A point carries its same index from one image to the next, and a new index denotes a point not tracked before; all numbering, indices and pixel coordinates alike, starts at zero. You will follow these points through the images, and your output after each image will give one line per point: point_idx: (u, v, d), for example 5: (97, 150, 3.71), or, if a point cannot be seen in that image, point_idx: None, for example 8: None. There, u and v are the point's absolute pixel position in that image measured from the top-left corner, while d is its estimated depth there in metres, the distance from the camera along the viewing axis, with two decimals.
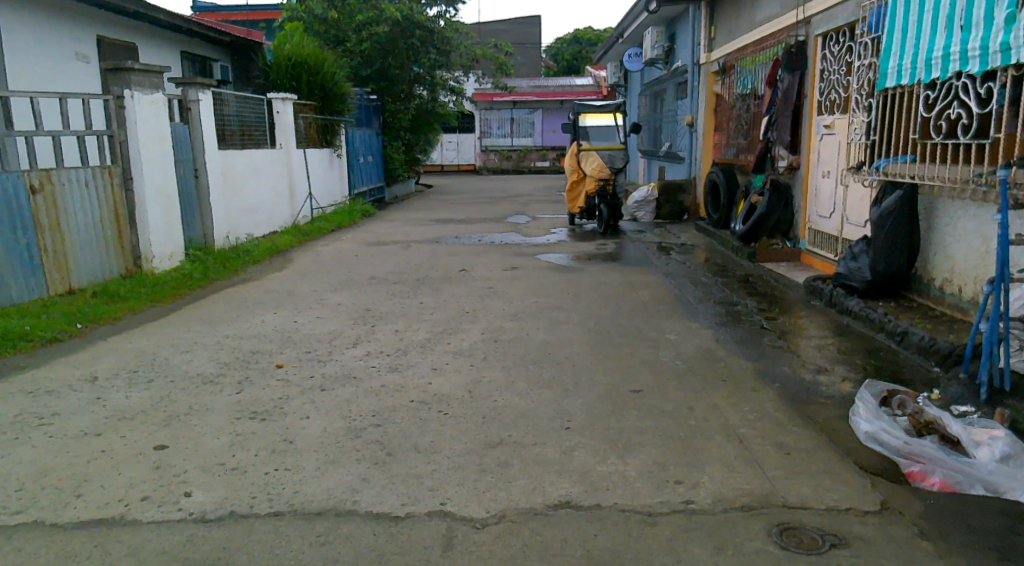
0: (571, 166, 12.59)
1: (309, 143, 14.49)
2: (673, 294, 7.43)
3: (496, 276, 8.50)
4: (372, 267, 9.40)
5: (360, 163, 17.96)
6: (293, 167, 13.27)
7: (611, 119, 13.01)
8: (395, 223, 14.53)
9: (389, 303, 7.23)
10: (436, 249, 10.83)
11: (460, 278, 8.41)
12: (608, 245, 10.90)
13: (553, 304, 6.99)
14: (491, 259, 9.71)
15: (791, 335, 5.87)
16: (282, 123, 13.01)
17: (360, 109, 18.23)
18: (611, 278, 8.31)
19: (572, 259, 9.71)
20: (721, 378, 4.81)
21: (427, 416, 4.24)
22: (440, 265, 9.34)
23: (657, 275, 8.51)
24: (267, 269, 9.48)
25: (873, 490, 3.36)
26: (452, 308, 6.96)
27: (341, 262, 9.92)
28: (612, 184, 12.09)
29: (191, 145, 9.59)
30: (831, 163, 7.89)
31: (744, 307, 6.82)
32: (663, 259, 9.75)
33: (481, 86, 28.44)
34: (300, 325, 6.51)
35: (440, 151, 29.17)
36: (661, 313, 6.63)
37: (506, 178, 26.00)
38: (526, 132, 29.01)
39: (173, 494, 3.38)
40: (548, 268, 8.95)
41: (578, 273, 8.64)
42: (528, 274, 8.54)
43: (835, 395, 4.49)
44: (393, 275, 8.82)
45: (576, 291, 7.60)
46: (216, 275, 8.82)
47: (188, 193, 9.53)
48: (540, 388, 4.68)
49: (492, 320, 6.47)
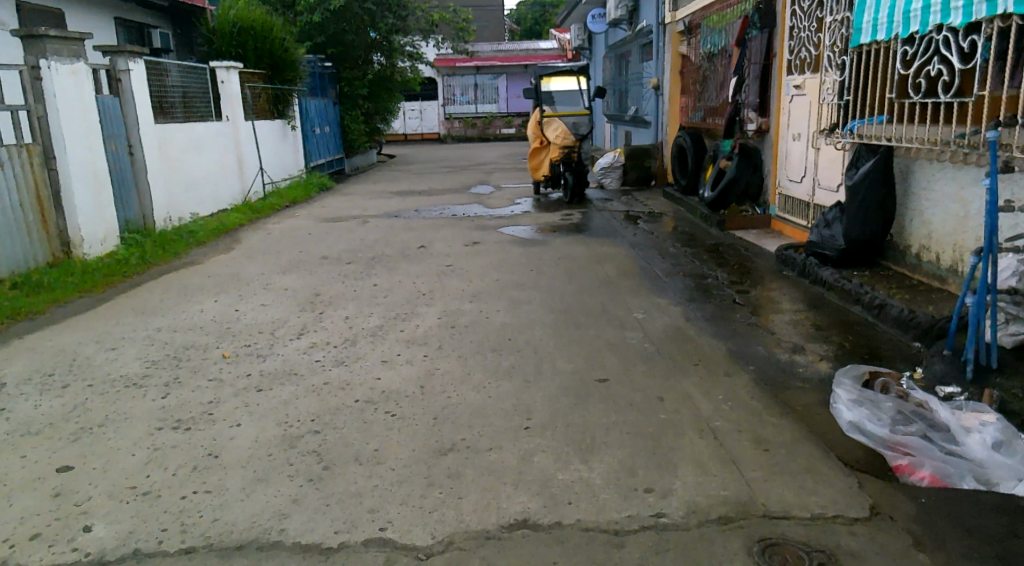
0: (533, 133, 12.11)
1: (258, 114, 13.92)
2: (640, 267, 7.06)
3: (456, 252, 8.08)
4: (326, 246, 8.93)
5: (316, 134, 17.38)
6: (241, 140, 12.70)
7: (574, 83, 12.50)
8: (352, 197, 13.99)
9: (341, 286, 6.80)
10: (394, 223, 10.38)
11: (417, 256, 7.98)
12: (574, 215, 10.53)
13: (514, 283, 6.60)
14: (450, 234, 9.28)
15: (763, 309, 5.55)
16: (226, 93, 12.42)
17: (314, 78, 17.65)
18: (575, 251, 7.93)
19: (535, 231, 9.32)
20: (691, 361, 4.45)
21: (371, 418, 3.84)
22: (397, 242, 8.90)
23: (622, 246, 8.15)
24: (213, 251, 8.96)
25: (860, 491, 3.02)
26: (407, 289, 6.55)
27: (294, 241, 9.44)
28: (577, 151, 11.61)
29: (123, 120, 9.09)
30: (802, 126, 7.52)
31: (714, 279, 6.48)
32: (628, 229, 9.40)
33: (442, 52, 27.79)
34: (241, 315, 6.07)
35: (402, 119, 28.17)
36: (628, 289, 6.26)
37: (470, 147, 25.44)
38: (489, 98, 28.48)
39: (70, 528, 3.07)
40: (509, 243, 8.54)
41: (541, 247, 8.24)
42: (488, 250, 8.14)
43: (813, 377, 4.14)
44: (346, 253, 8.38)
45: (539, 267, 7.21)
46: (155, 260, 8.34)
47: (123, 173, 9.00)
48: (496, 379, 4.30)
49: (448, 302, 6.07)
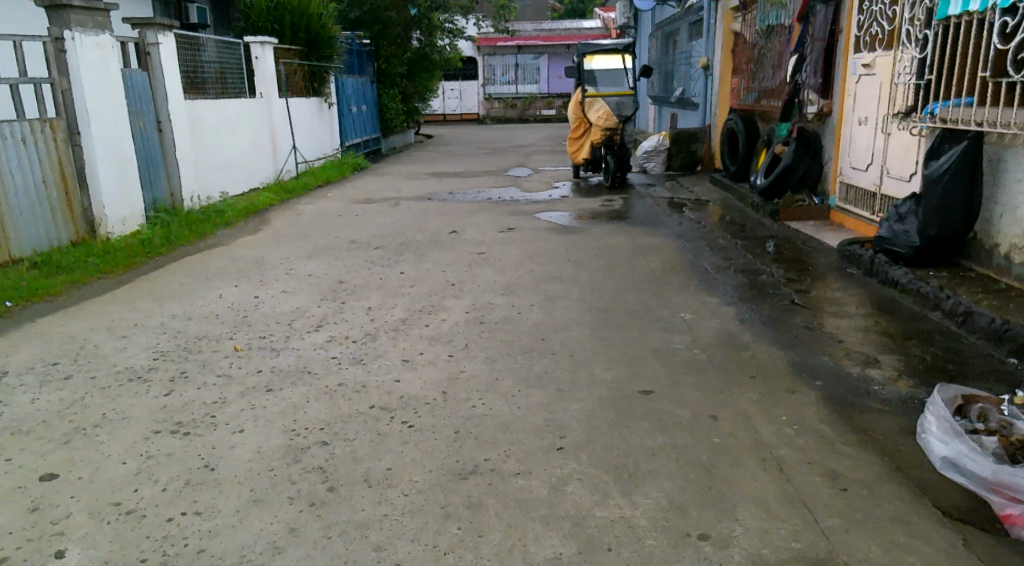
0: (574, 115, 11.58)
1: (292, 91, 13.62)
2: (687, 260, 6.55)
3: (490, 239, 7.64)
4: (355, 229, 8.56)
5: (352, 113, 17.05)
6: (274, 117, 12.39)
7: (618, 62, 11.88)
8: (387, 178, 13.62)
9: (367, 273, 6.41)
10: (428, 207, 9.97)
11: (449, 243, 7.55)
12: (616, 202, 10.01)
13: (551, 275, 6.13)
14: (485, 219, 8.84)
15: (826, 311, 5.02)
16: (261, 69, 12.10)
17: (352, 55, 17.34)
18: (617, 241, 7.43)
19: (574, 218, 8.83)
20: (748, 370, 3.96)
21: (386, 430, 3.42)
22: (429, 227, 8.49)
23: (668, 236, 7.63)
24: (240, 232, 8.63)
25: (964, 552, 2.53)
26: (436, 279, 6.13)
27: (323, 224, 9.07)
28: (620, 133, 11.11)
29: (151, 95, 8.74)
30: (870, 109, 6.93)
31: (769, 276, 5.96)
32: (672, 217, 8.87)
33: (484, 31, 27.28)
34: (259, 303, 5.70)
35: (442, 100, 28.11)
36: (675, 284, 5.76)
37: (509, 128, 24.94)
38: (532, 78, 27.62)
39: (42, 554, 2.69)
40: (547, 230, 8.06)
41: (580, 235, 7.76)
42: (524, 238, 7.68)
43: (890, 397, 3.63)
44: (376, 238, 7.99)
45: (578, 258, 6.74)
46: (180, 241, 7.98)
47: (151, 150, 8.68)
48: (528, 386, 3.86)
49: (479, 294, 5.63)
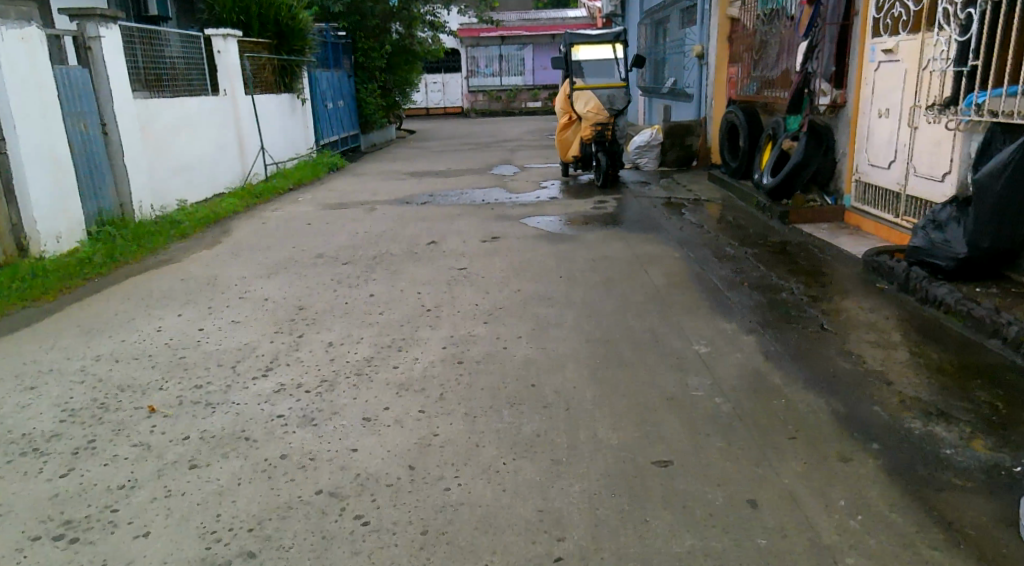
0: (561, 108, 10.82)
1: (260, 88, 12.78)
2: (695, 274, 5.80)
3: (472, 251, 6.86)
4: (324, 239, 7.78)
5: (327, 109, 16.22)
6: (240, 117, 11.56)
7: (609, 51, 11.08)
8: (363, 179, 12.81)
9: (331, 296, 5.62)
10: (405, 212, 9.20)
11: (426, 256, 6.77)
12: (609, 203, 9.24)
13: (542, 295, 5.37)
14: (467, 227, 8.06)
15: (865, 337, 4.27)
16: (224, 64, 11.26)
17: (328, 48, 16.57)
18: (613, 251, 6.68)
19: (565, 223, 8.07)
20: (787, 424, 3.21)
21: (331, 535, 2.71)
22: (406, 236, 7.70)
23: (669, 244, 6.87)
24: (196, 245, 7.82)
25: None
26: (409, 302, 5.35)
27: (290, 233, 8.29)
28: (611, 128, 10.36)
29: (94, 94, 7.92)
30: (892, 98, 6.17)
31: (791, 292, 5.21)
32: (672, 219, 8.12)
33: (466, 22, 26.44)
34: (203, 338, 4.91)
35: (425, 94, 27.23)
36: (684, 306, 5.01)
37: (494, 121, 24.11)
38: (516, 69, 26.82)
39: None
40: (535, 239, 7.30)
41: (572, 245, 6.99)
42: (511, 248, 6.91)
43: (969, 468, 2.88)
44: (345, 250, 7.21)
45: (571, 272, 5.97)
46: (125, 258, 7.18)
47: (95, 155, 7.86)
48: (516, 455, 3.10)
49: (458, 322, 4.86)
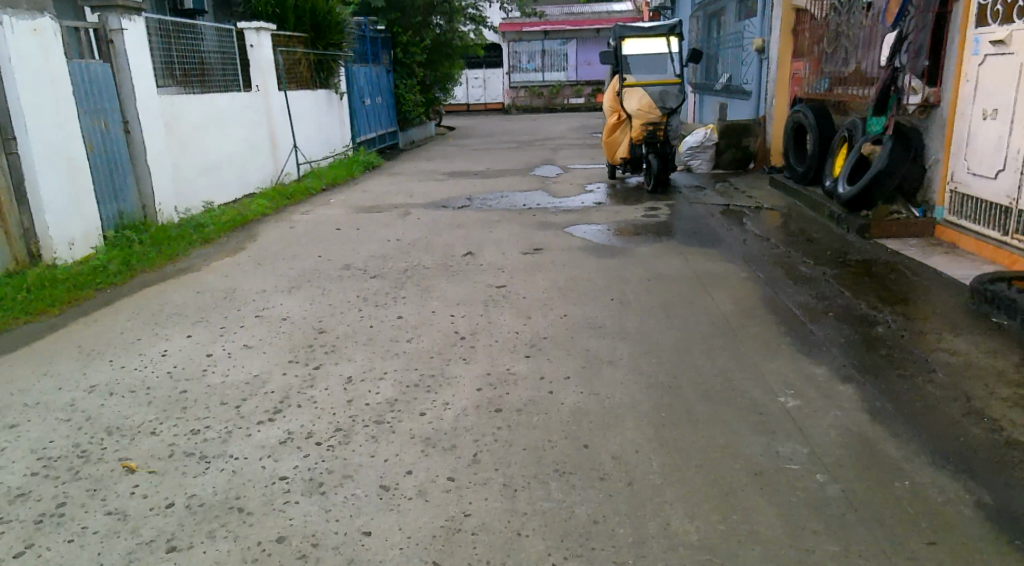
0: (609, 105, 10.11)
1: (295, 82, 12.32)
2: (767, 299, 5.12)
3: (513, 266, 6.25)
4: (353, 247, 7.23)
5: (364, 105, 15.73)
6: (272, 113, 11.05)
7: (663, 45, 10.33)
8: (400, 179, 12.28)
9: (356, 318, 5.05)
10: (441, 218, 8.63)
11: (463, 270, 6.18)
12: (661, 209, 8.56)
13: (594, 323, 4.74)
14: (507, 235, 7.46)
15: (986, 392, 3.59)
16: (257, 58, 10.77)
17: (367, 43, 16.10)
18: (670, 267, 6.02)
19: (613, 232, 7.42)
20: (913, 533, 2.61)
21: None
22: (441, 246, 7.11)
23: (732, 261, 6.20)
24: (218, 251, 7.28)
25: None
26: (443, 328, 4.76)
27: (317, 239, 7.77)
28: (663, 128, 9.63)
29: (116, 90, 7.39)
30: (1004, 97, 5.72)
31: (884, 327, 4.52)
32: (733, 230, 7.42)
33: (509, 16, 25.81)
34: (209, 365, 4.31)
35: (465, 89, 26.60)
36: (760, 342, 4.35)
37: (536, 118, 23.39)
38: (558, 65, 26.09)
39: None
40: (582, 252, 6.66)
41: (624, 259, 6.35)
42: (556, 263, 6.29)
43: None
44: (374, 261, 6.66)
45: (624, 293, 5.34)
46: (143, 266, 6.58)
47: (115, 155, 7.33)
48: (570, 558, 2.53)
49: (498, 356, 4.26)
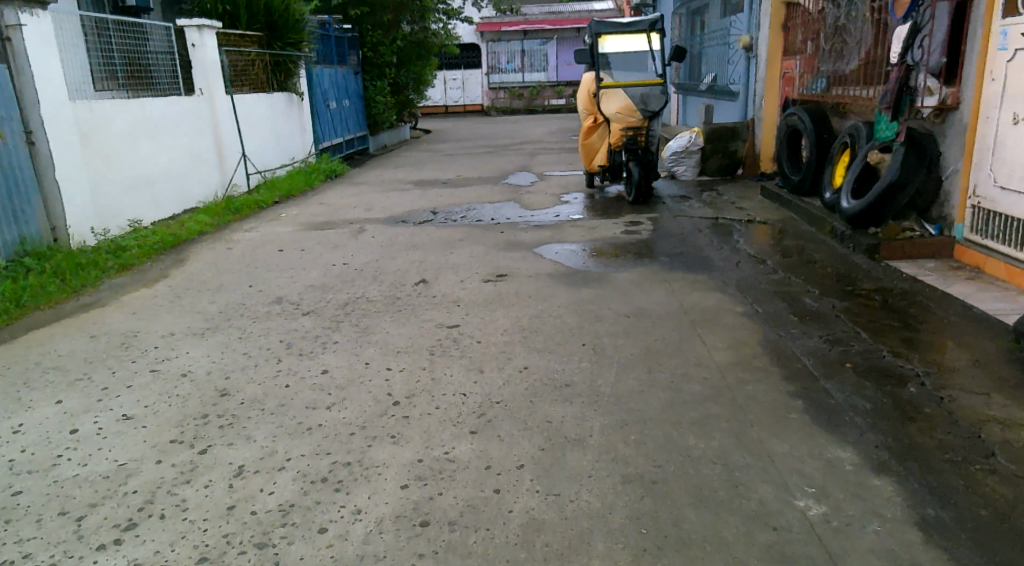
0: (585, 108, 9.22)
1: (246, 84, 11.37)
2: (769, 343, 4.27)
3: (470, 299, 5.36)
4: (292, 274, 6.31)
5: (329, 109, 14.80)
6: (218, 119, 10.10)
7: (643, 42, 9.43)
8: (362, 189, 11.35)
9: (271, 373, 4.12)
10: (398, 237, 7.72)
11: (411, 305, 5.28)
12: (644, 225, 7.68)
13: (559, 381, 3.85)
14: (468, 259, 6.56)
15: None
16: (200, 59, 9.85)
17: (332, 43, 15.19)
18: (653, 300, 5.14)
19: (589, 255, 6.53)
20: None
21: None
22: (392, 272, 6.21)
23: (725, 290, 5.32)
24: (135, 281, 6.33)
25: None
26: (372, 389, 3.86)
27: (254, 263, 6.84)
28: (644, 134, 8.87)
29: (15, 96, 6.47)
30: None
31: (916, 387, 3.68)
32: (723, 250, 6.56)
33: (487, 16, 24.99)
34: (67, 446, 3.42)
35: (443, 91, 25.71)
36: (765, 408, 3.49)
37: (515, 121, 22.50)
38: (539, 65, 25.22)
39: None
40: (552, 280, 5.77)
41: (599, 289, 5.47)
42: (520, 295, 5.40)
43: None
44: (312, 292, 5.74)
45: (598, 337, 4.46)
46: (38, 303, 5.65)
47: (14, 170, 6.40)
48: None
49: (434, 432, 3.35)
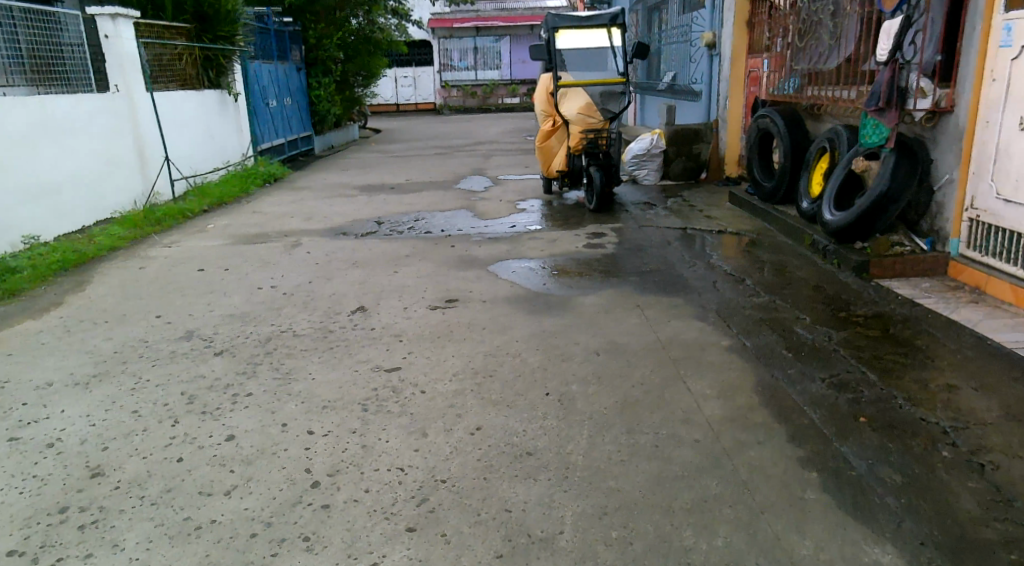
0: (542, 108, 8.52)
1: (172, 81, 10.44)
2: (765, 389, 3.53)
3: (414, 331, 4.60)
4: (209, 300, 5.50)
5: (268, 108, 13.86)
6: (139, 119, 9.14)
7: (604, 38, 8.68)
8: (303, 195, 10.48)
9: (163, 441, 3.37)
10: (337, 252, 6.94)
11: (345, 342, 4.50)
12: (607, 237, 7.01)
13: (519, 449, 3.14)
14: (414, 279, 5.81)
15: None
16: (117, 51, 8.90)
17: (271, 38, 14.27)
18: (624, 331, 4.45)
19: (548, 273, 5.83)
20: None
21: None
22: (326, 297, 5.42)
23: (705, 317, 4.66)
24: (23, 311, 5.44)
25: None
26: (286, 464, 3.11)
27: (169, 286, 6.00)
28: (606, 136, 8.22)
29: None
30: None
31: (951, 451, 3.04)
32: (697, 266, 5.89)
33: (438, 12, 24.19)
34: None
35: (394, 89, 24.85)
36: (773, 487, 2.83)
37: (469, 119, 21.69)
38: (492, 63, 24.53)
39: None
40: (508, 306, 5.04)
41: (562, 318, 4.77)
42: (472, 325, 4.66)
43: None
44: (230, 324, 4.94)
45: (564, 383, 3.74)
46: None
47: None
48: None
49: (359, 532, 2.69)
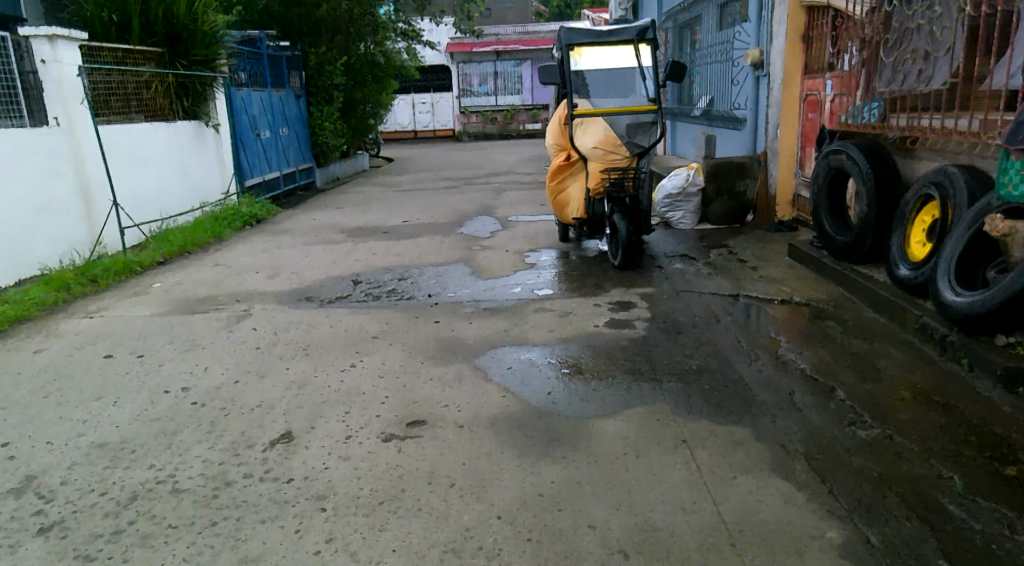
0: (552, 145, 7.03)
1: (133, 111, 9.09)
2: None
3: (349, 490, 3.07)
4: (90, 412, 3.99)
5: (260, 140, 12.50)
6: (83, 158, 7.73)
7: (631, 56, 7.08)
8: (282, 241, 9.05)
9: None
10: (292, 328, 5.42)
11: (242, 510, 2.98)
12: (638, 309, 5.44)
13: None
14: (375, 379, 4.27)
15: None
16: (53, 80, 7.49)
17: (264, 62, 12.90)
18: (668, 500, 2.89)
19: (556, 371, 4.26)
20: None
21: None
22: (246, 413, 3.89)
23: (788, 468, 3.08)
24: None
25: None
26: None
27: (52, 383, 4.50)
28: (634, 177, 6.65)
29: None
30: None
31: None
32: (761, 362, 4.31)
33: (458, 36, 22.94)
34: None
35: (412, 115, 23.60)
36: None
37: (488, 147, 20.28)
38: (512, 88, 23.12)
39: None
40: (497, 436, 3.49)
41: (573, 461, 3.21)
42: (437, 479, 3.12)
43: None
44: (92, 463, 3.41)
45: None
46: None
47: None
48: None
49: None
